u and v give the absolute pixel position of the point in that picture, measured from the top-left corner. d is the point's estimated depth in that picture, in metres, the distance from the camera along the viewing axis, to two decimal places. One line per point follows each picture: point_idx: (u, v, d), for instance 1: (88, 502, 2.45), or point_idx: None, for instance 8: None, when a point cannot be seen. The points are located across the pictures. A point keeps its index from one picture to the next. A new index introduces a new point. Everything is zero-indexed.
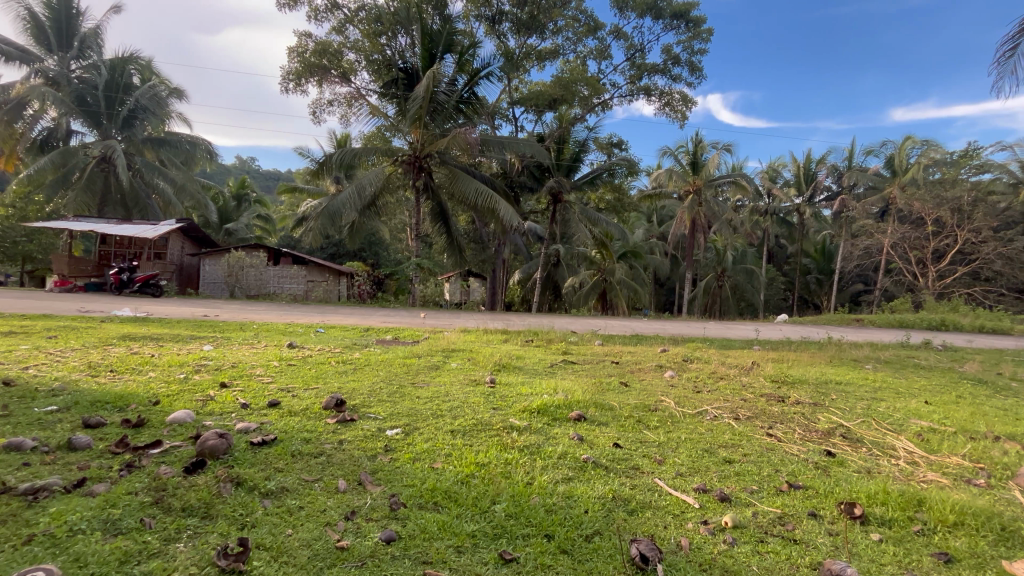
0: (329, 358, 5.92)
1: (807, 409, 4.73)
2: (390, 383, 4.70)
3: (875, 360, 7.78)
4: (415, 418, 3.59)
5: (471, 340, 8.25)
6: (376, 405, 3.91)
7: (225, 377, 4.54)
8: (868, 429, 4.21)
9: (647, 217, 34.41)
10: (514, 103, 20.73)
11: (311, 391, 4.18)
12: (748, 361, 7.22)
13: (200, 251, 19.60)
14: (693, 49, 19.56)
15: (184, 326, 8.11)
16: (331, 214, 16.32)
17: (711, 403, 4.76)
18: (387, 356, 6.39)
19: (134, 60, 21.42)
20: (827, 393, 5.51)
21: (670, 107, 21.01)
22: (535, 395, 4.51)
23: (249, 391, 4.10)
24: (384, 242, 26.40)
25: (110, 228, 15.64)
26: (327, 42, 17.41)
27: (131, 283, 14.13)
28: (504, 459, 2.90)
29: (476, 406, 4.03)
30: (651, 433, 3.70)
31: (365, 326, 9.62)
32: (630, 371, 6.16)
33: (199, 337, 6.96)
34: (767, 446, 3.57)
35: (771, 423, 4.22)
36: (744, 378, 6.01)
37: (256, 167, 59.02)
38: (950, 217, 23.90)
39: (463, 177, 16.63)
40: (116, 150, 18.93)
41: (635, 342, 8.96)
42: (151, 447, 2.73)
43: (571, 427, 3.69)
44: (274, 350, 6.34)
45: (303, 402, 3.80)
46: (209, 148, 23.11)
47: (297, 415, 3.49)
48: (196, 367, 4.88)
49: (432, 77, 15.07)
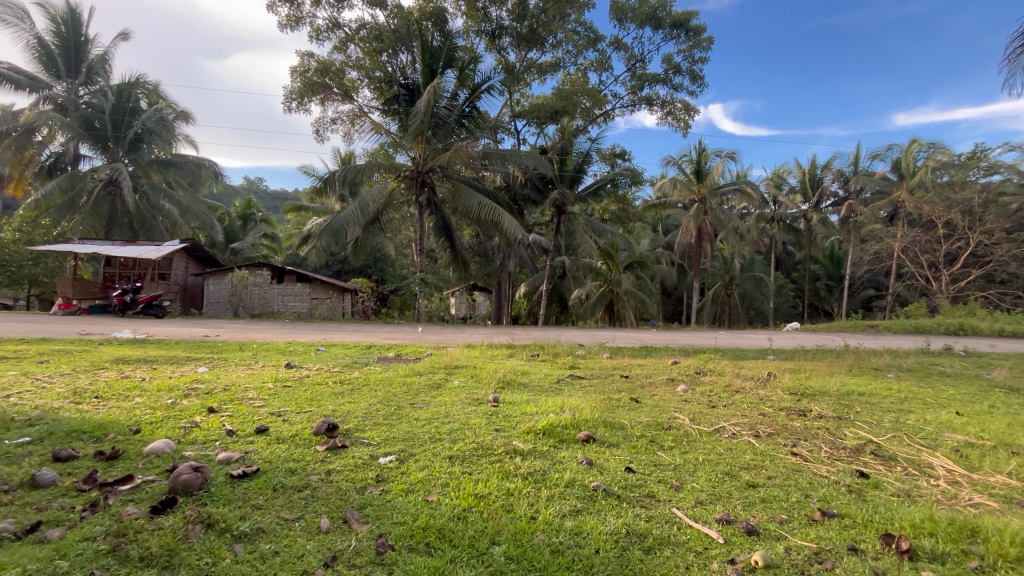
0: (326, 379, 5.69)
1: (831, 424, 4.43)
2: (388, 405, 4.46)
3: (897, 368, 7.43)
4: (411, 444, 3.35)
5: (475, 355, 8.01)
6: (371, 428, 3.68)
7: (215, 402, 4.32)
8: (900, 445, 3.90)
9: (652, 227, 34.18)
10: (516, 116, 20.74)
11: (302, 416, 3.95)
12: (763, 372, 6.91)
13: (204, 271, 19.58)
14: (693, 58, 19.51)
15: (182, 347, 7.95)
16: (333, 230, 16.23)
17: (728, 420, 4.47)
18: (387, 374, 6.15)
19: (141, 85, 21.78)
20: (851, 405, 5.19)
21: (672, 116, 20.92)
22: (541, 414, 4.26)
23: (238, 417, 3.87)
24: (389, 258, 26.33)
25: (115, 249, 15.64)
26: (328, 61, 17.55)
27: (134, 304, 14.02)
28: (505, 489, 2.65)
29: (477, 428, 3.78)
30: (666, 454, 3.43)
31: (367, 344, 9.40)
32: (640, 386, 5.87)
33: (195, 359, 6.77)
34: (793, 467, 3.28)
35: (794, 440, 3.93)
36: (762, 392, 5.69)
37: (263, 187, 59.75)
38: (961, 220, 23.46)
39: (466, 191, 16.55)
40: (122, 172, 19.08)
41: (645, 355, 8.68)
42: (121, 482, 2.51)
43: (579, 450, 3.43)
44: (271, 371, 6.12)
45: (293, 428, 3.57)
46: (214, 168, 23.30)
47: (284, 443, 3.27)
48: (186, 391, 4.66)
49: (432, 92, 15.07)
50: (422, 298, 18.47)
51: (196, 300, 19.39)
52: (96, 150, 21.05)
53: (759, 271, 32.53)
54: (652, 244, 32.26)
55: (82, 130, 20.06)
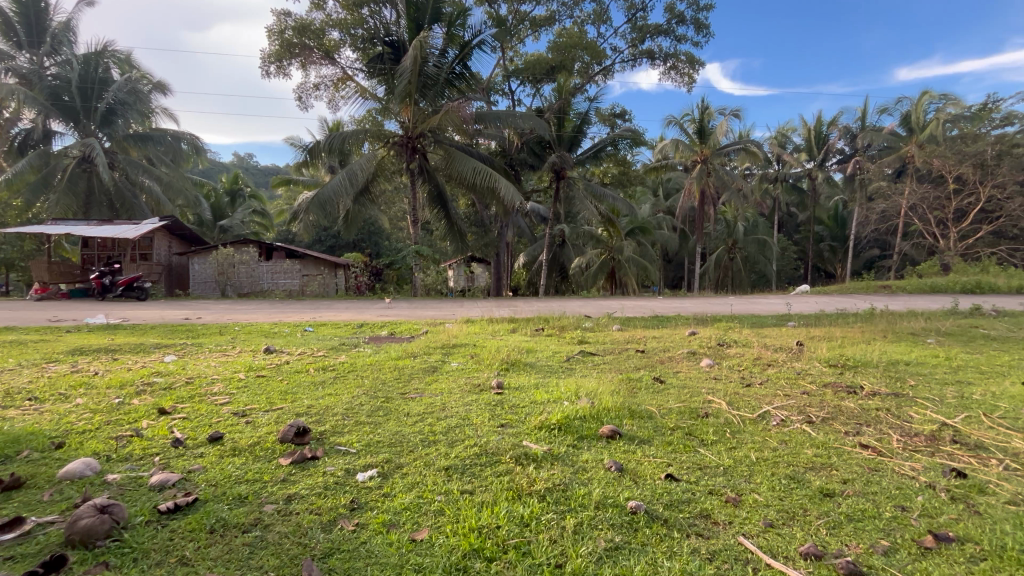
0: (307, 366, 5.03)
1: (890, 403, 3.80)
2: (373, 397, 3.83)
3: (936, 333, 6.80)
4: (400, 450, 2.73)
5: (475, 332, 7.39)
6: (349, 431, 3.04)
7: (172, 400, 3.66)
8: (979, 428, 3.29)
9: (653, 191, 33.10)
10: (509, 77, 19.57)
11: (271, 415, 3.32)
12: (790, 341, 6.26)
13: (188, 249, 18.72)
14: (698, 5, 18.19)
15: (156, 333, 7.28)
16: (320, 202, 15.33)
17: (771, 402, 3.84)
18: (377, 358, 5.49)
19: (111, 54, 20.36)
20: (902, 378, 4.60)
21: (675, 71, 19.72)
22: (552, 403, 3.63)
23: (193, 421, 3.21)
24: (383, 231, 25.48)
25: (90, 230, 14.78)
26: (307, 20, 16.25)
27: (114, 287, 13.26)
28: (519, 517, 2.04)
29: (480, 425, 3.16)
30: (711, 454, 2.81)
31: (358, 322, 8.75)
32: (659, 362, 5.26)
33: (164, 346, 6.09)
34: (870, 467, 2.66)
35: (856, 427, 3.31)
36: (797, 364, 5.09)
37: (253, 163, 58.16)
38: (972, 174, 22.35)
39: (459, 156, 15.59)
40: (95, 148, 17.98)
41: (658, 325, 8.02)
42: (3, 531, 1.87)
43: (604, 451, 2.81)
44: (247, 359, 5.46)
45: (254, 434, 2.93)
46: (195, 142, 22.11)
47: (238, 457, 2.62)
48: (139, 388, 3.99)
49: (418, 47, 13.90)
50: (418, 272, 17.80)
51: (182, 279, 18.61)
52: (66, 125, 19.81)
53: (762, 234, 31.74)
54: (653, 209, 31.32)
55: (49, 104, 18.79)
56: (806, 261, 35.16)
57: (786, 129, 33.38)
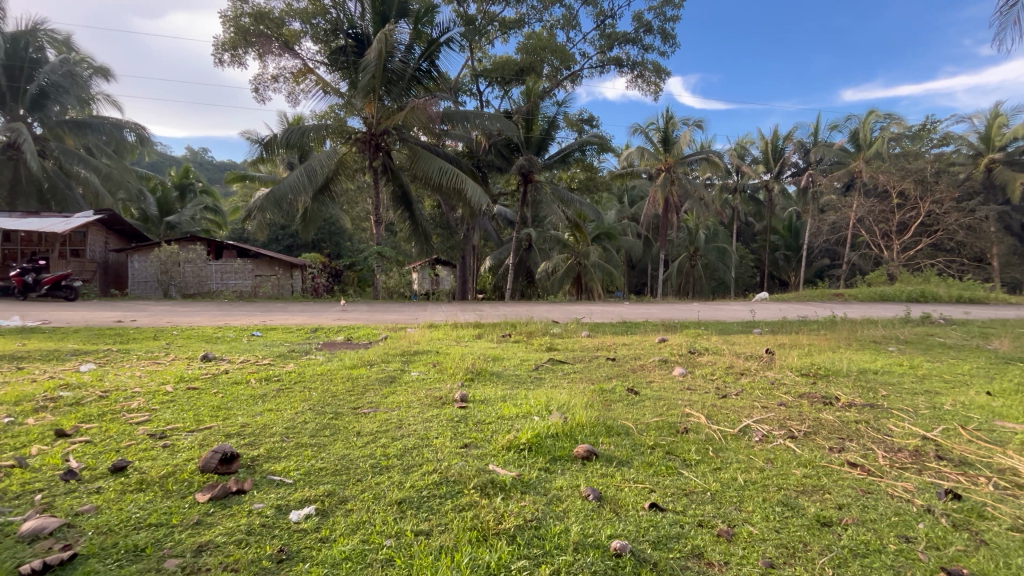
0: (248, 376, 4.51)
1: (868, 416, 3.68)
2: (319, 413, 3.39)
3: (896, 340, 6.91)
4: (345, 480, 2.33)
5: (439, 337, 7.01)
6: (288, 455, 2.61)
7: (76, 420, 3.10)
8: (960, 443, 3.19)
9: (619, 198, 33.48)
10: (477, 77, 19.26)
11: (195, 437, 2.84)
12: (759, 349, 6.19)
13: (127, 246, 17.37)
14: (665, 16, 18.44)
15: (78, 337, 6.51)
16: (276, 198, 14.51)
17: (751, 415, 3.64)
18: (328, 366, 5.02)
19: (45, 33, 18.77)
20: (874, 388, 4.54)
21: (642, 79, 19.92)
22: (521, 419, 3.31)
23: (96, 446, 2.69)
24: (344, 231, 24.60)
25: (12, 224, 13.44)
26: (265, 8, 15.44)
27: (38, 286, 12.03)
28: (484, 569, 1.73)
29: (441, 446, 2.80)
30: (696, 477, 2.55)
31: (313, 327, 8.18)
32: (631, 371, 5.03)
33: (83, 353, 5.41)
34: (864, 489, 2.47)
35: (840, 441, 3.15)
36: (770, 373, 4.97)
37: (208, 157, 55.32)
38: (914, 190, 23.65)
39: (425, 156, 15.12)
40: (22, 133, 16.44)
41: (628, 331, 7.86)
42: None
43: (580, 476, 2.51)
44: (178, 367, 4.86)
45: (169, 462, 2.46)
46: (140, 131, 20.59)
47: (143, 493, 2.15)
48: (39, 404, 3.40)
49: (383, 40, 13.37)
50: (380, 273, 17.18)
51: (120, 278, 17.23)
52: None
53: (722, 242, 32.57)
54: (619, 215, 31.63)
55: None
56: (762, 269, 36.41)
57: (745, 142, 34.49)
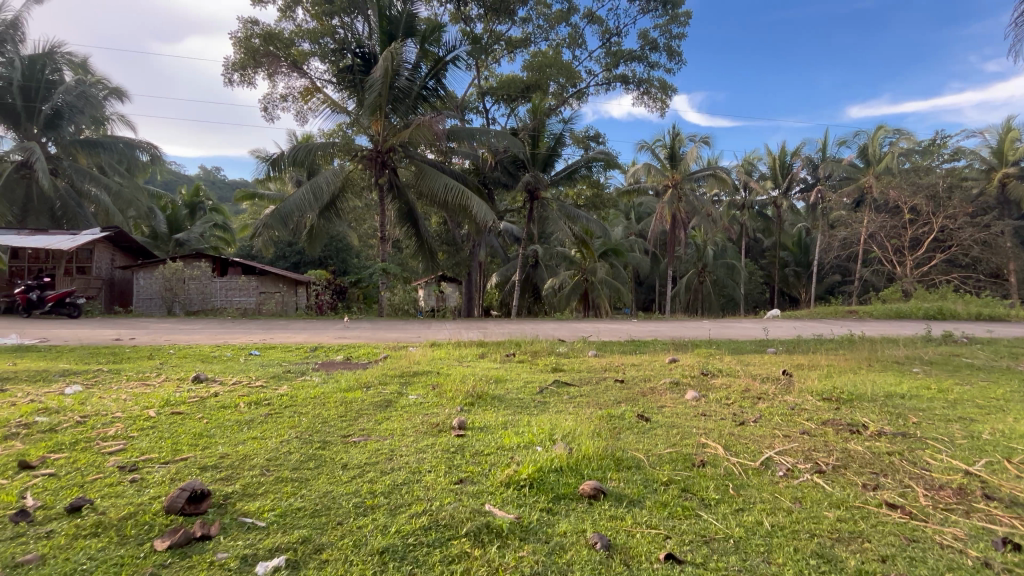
0: (237, 399, 4.28)
1: (901, 447, 3.38)
2: (306, 442, 3.14)
3: (919, 361, 6.57)
4: (323, 524, 2.09)
5: (440, 357, 6.79)
6: (264, 493, 2.37)
7: (44, 450, 2.89)
8: (1010, 479, 2.87)
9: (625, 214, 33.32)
10: (483, 95, 19.36)
11: (167, 470, 2.61)
12: (776, 371, 5.87)
13: (133, 262, 17.41)
14: (670, 34, 18.50)
15: (71, 357, 6.35)
16: (282, 215, 14.48)
17: (772, 446, 3.35)
18: (322, 389, 4.79)
19: (62, 55, 19.14)
20: (902, 414, 4.23)
21: (648, 96, 19.91)
22: (522, 450, 3.05)
23: (58, 480, 2.47)
24: (351, 247, 24.60)
25: (20, 241, 13.50)
26: (274, 29, 15.65)
27: (43, 303, 12.01)
28: None
29: (433, 482, 2.55)
30: (716, 520, 2.28)
31: (312, 345, 7.99)
32: (641, 395, 4.74)
33: (72, 374, 5.23)
34: (908, 537, 2.19)
35: (874, 477, 2.86)
36: (788, 398, 4.68)
37: (219, 175, 56.15)
38: (926, 205, 23.27)
39: (431, 172, 15.09)
40: (35, 152, 16.67)
41: (637, 351, 7.57)
42: None
43: (586, 519, 2.25)
44: (166, 390, 4.65)
45: (133, 501, 2.22)
46: (152, 150, 20.84)
47: (96, 539, 1.92)
48: (11, 432, 3.21)
49: (389, 58, 13.43)
50: (385, 290, 17.03)
51: (125, 295, 17.23)
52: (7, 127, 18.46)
53: (731, 258, 32.23)
54: (626, 231, 31.42)
55: None
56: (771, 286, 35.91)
57: (752, 158, 34.35)
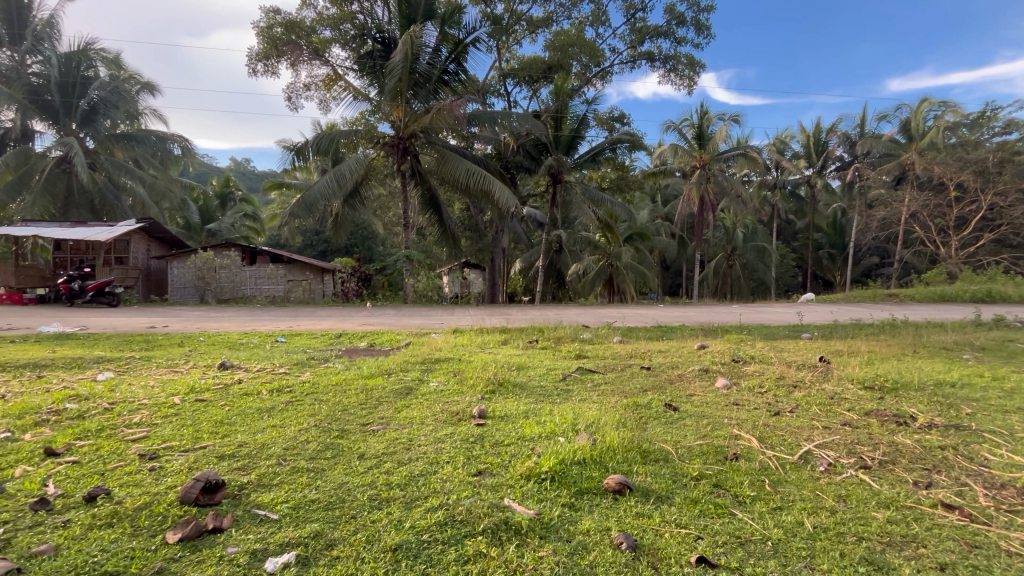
0: (260, 387, 4.29)
1: (955, 441, 3.12)
2: (324, 431, 3.10)
3: (970, 347, 6.16)
4: (337, 518, 2.03)
5: (463, 344, 6.74)
6: (280, 484, 2.32)
7: (72, 437, 2.93)
8: None
9: (651, 197, 32.54)
10: (505, 78, 19.01)
11: (186, 458, 2.61)
12: (813, 357, 5.58)
13: (167, 253, 17.96)
14: (699, 6, 17.68)
15: (106, 344, 6.55)
16: (307, 204, 14.64)
17: (811, 438, 3.14)
18: (344, 376, 4.78)
19: (96, 51, 19.58)
20: (954, 404, 3.93)
21: (675, 73, 19.18)
22: (543, 441, 2.93)
23: (81, 468, 2.50)
24: (376, 235, 24.82)
25: (61, 233, 14.06)
26: (296, 17, 15.62)
27: (83, 293, 12.52)
28: None
29: (451, 474, 2.46)
30: (752, 520, 2.12)
31: (337, 332, 8.04)
32: (669, 383, 4.55)
33: (106, 361, 5.38)
34: (968, 543, 1.99)
35: (925, 474, 2.64)
36: (827, 386, 4.43)
37: (250, 167, 57.36)
38: (974, 181, 21.82)
39: (452, 158, 14.94)
40: (74, 147, 17.24)
41: (664, 337, 7.35)
42: None
43: (611, 516, 2.13)
44: (193, 377, 4.71)
45: (152, 490, 2.22)
46: (182, 143, 21.29)
47: (110, 530, 1.91)
48: (42, 418, 3.28)
49: (408, 42, 13.24)
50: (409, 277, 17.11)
51: (161, 284, 17.82)
52: (47, 123, 19.08)
53: (762, 241, 31.14)
54: (651, 215, 30.70)
55: (27, 101, 18.07)
56: (805, 269, 34.64)
57: (785, 136, 32.93)
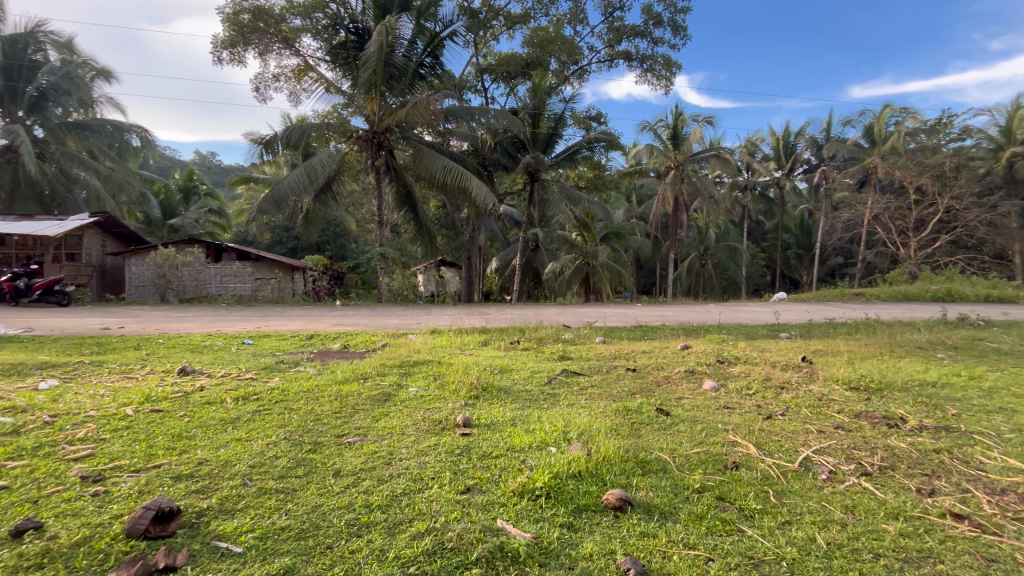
0: (224, 395, 3.95)
1: (949, 444, 3.08)
2: (296, 445, 2.83)
3: (942, 346, 6.30)
4: (310, 549, 1.79)
5: (441, 345, 6.49)
6: (245, 508, 2.07)
7: (2, 457, 2.58)
8: None
9: (627, 197, 32.78)
10: (482, 73, 18.73)
11: (136, 480, 2.31)
12: (795, 357, 5.57)
13: (125, 249, 16.98)
14: (675, 7, 17.80)
15: (53, 348, 6.02)
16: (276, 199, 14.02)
17: (808, 443, 3.04)
18: (317, 381, 4.49)
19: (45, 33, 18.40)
20: (938, 404, 3.95)
21: (651, 73, 19.27)
22: (535, 452, 2.75)
23: (11, 495, 2.18)
24: (348, 233, 24.15)
25: (5, 227, 13.07)
26: (263, 3, 14.86)
27: (30, 292, 11.64)
28: None
29: (437, 493, 2.25)
30: (762, 536, 2.00)
31: (308, 333, 7.66)
32: (657, 386, 4.43)
33: (51, 366, 4.92)
34: (984, 557, 1.91)
35: (926, 480, 2.58)
36: (813, 387, 4.40)
37: (216, 161, 55.22)
38: (932, 184, 22.75)
39: (428, 153, 14.60)
40: (20, 136, 16.10)
41: (646, 337, 7.28)
42: None
43: (613, 537, 1.96)
44: (149, 384, 4.33)
45: (97, 520, 1.95)
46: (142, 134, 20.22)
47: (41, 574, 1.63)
48: None
49: (383, 33, 12.83)
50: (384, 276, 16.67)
51: (117, 282, 16.82)
52: None
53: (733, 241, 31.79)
54: (627, 214, 30.92)
55: None
56: (773, 269, 35.56)
57: (756, 139, 33.69)
